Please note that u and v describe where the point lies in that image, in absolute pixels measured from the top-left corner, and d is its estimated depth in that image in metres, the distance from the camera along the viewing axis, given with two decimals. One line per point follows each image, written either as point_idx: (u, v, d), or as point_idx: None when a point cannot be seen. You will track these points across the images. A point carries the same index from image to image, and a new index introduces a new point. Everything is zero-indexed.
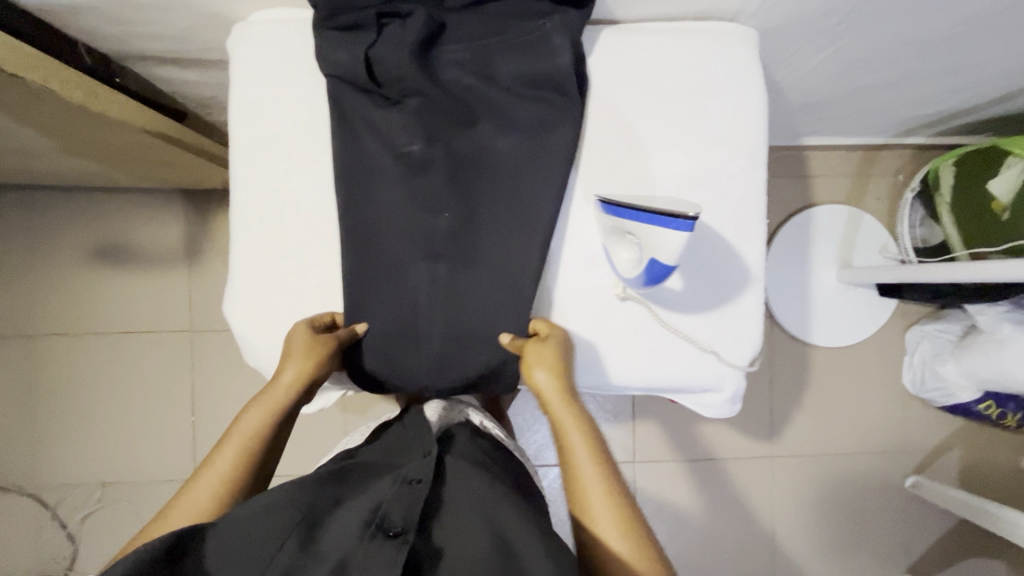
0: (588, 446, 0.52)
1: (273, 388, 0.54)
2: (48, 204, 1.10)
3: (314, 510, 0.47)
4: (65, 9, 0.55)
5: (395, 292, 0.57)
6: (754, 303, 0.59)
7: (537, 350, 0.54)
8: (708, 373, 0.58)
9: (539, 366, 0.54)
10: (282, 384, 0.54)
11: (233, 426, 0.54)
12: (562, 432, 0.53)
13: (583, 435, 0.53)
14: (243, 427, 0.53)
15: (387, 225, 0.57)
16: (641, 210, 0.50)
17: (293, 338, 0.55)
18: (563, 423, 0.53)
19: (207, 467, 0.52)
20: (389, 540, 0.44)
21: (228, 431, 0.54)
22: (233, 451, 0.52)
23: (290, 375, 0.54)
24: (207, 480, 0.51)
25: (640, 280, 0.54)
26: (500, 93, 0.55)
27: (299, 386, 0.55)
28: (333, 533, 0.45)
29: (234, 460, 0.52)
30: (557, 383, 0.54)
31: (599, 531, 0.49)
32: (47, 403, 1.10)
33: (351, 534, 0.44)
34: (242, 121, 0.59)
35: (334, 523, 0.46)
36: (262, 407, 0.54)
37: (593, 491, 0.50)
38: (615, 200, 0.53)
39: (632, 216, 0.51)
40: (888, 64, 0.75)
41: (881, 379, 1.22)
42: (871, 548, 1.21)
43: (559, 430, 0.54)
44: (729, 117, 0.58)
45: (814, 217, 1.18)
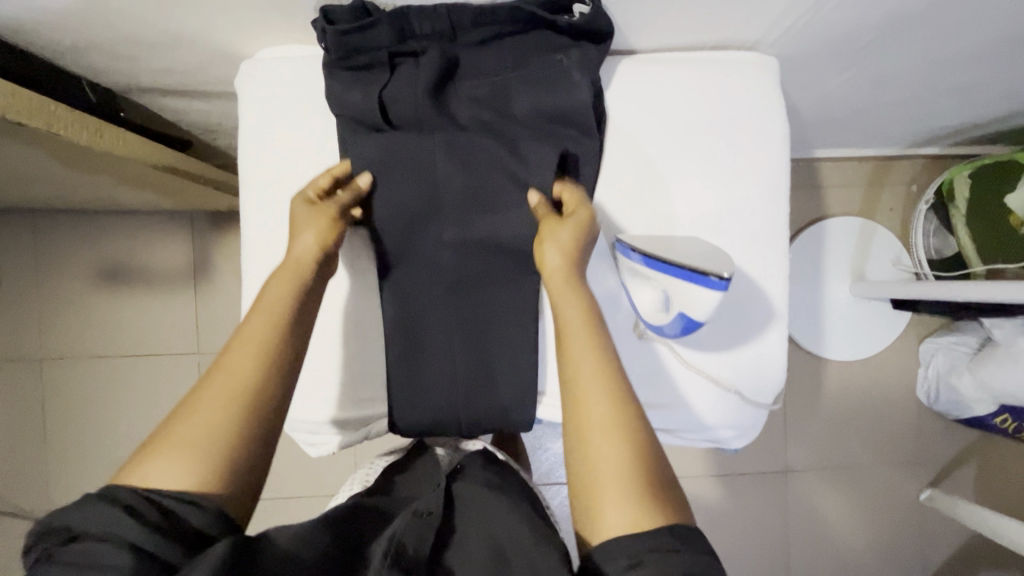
0: (583, 309, 0.46)
1: (296, 259, 0.47)
2: (52, 227, 1.09)
3: (342, 549, 0.44)
4: (68, 48, 0.54)
5: (422, 214, 0.55)
6: (779, 340, 0.57)
7: (553, 229, 0.50)
8: (730, 412, 0.57)
9: (550, 243, 0.49)
10: (305, 250, 0.48)
11: (258, 300, 0.45)
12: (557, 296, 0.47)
13: (583, 318, 0.46)
14: (268, 298, 0.45)
15: (407, 260, 0.56)
16: (662, 261, 0.51)
17: (302, 208, 0.50)
18: (560, 288, 0.47)
19: (237, 342, 0.43)
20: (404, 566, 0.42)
21: (253, 306, 0.45)
22: (252, 334, 0.43)
23: (308, 237, 0.48)
24: (242, 357, 0.42)
25: (661, 326, 0.53)
26: (517, 130, 0.54)
27: (322, 242, 0.48)
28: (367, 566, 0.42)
29: (271, 328, 0.44)
30: (560, 250, 0.49)
31: (590, 438, 0.41)
32: (55, 428, 1.10)
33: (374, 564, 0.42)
34: (252, 161, 0.57)
35: (367, 560, 0.43)
36: (286, 275, 0.47)
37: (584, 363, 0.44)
38: (632, 246, 0.53)
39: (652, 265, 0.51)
40: (910, 83, 0.73)
41: (895, 392, 1.20)
42: (886, 562, 1.20)
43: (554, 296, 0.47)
44: (751, 149, 0.56)
45: (826, 229, 1.16)
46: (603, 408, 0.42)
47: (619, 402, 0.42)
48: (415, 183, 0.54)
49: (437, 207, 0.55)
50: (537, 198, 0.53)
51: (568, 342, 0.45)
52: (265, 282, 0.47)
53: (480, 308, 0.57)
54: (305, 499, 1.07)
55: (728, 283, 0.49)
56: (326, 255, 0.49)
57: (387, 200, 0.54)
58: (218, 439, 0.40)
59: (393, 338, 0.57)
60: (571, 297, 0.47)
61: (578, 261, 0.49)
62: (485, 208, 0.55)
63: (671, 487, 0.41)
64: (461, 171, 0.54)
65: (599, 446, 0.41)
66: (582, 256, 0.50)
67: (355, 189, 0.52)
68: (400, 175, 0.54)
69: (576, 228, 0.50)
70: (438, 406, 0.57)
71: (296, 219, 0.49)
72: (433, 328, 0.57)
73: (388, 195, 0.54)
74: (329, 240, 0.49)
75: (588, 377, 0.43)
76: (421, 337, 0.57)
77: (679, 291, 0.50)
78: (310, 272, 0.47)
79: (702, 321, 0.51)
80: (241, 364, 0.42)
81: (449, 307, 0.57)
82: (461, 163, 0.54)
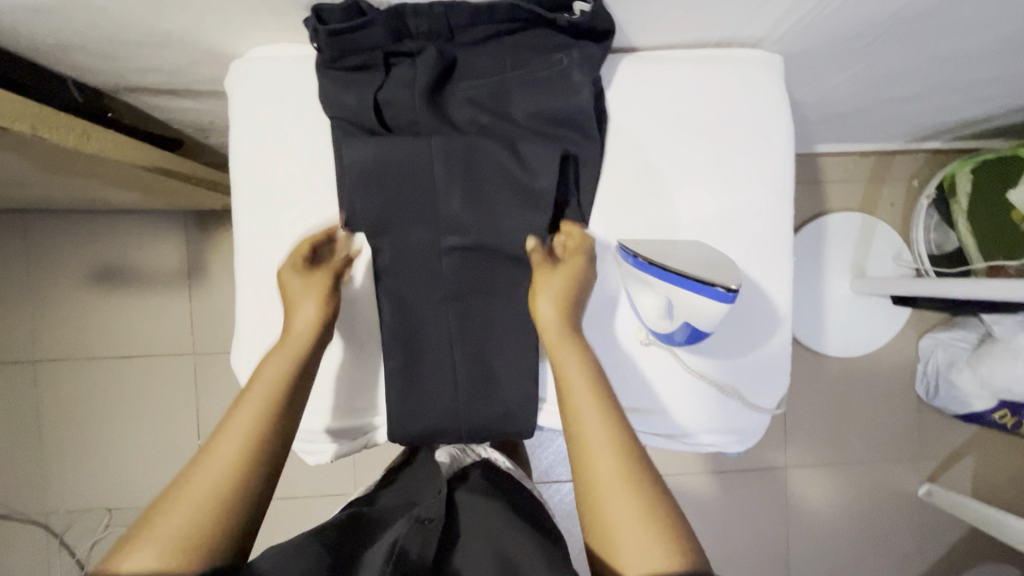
0: (584, 373, 0.47)
1: (290, 336, 0.49)
2: (42, 228, 1.07)
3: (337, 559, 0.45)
4: (52, 47, 0.52)
5: (422, 226, 0.54)
6: (783, 344, 0.57)
7: (547, 278, 0.51)
8: (733, 418, 0.57)
9: (544, 295, 0.50)
10: (300, 327, 0.49)
11: (254, 377, 0.47)
12: (557, 362, 0.48)
13: (582, 369, 0.47)
14: (265, 376, 0.47)
15: (405, 266, 0.54)
16: (668, 270, 0.49)
17: (291, 279, 0.51)
18: (558, 353, 0.48)
19: (229, 422, 0.44)
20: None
21: (250, 383, 0.47)
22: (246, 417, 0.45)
23: (306, 313, 0.49)
24: (231, 438, 0.44)
25: (665, 331, 0.52)
26: (515, 132, 0.53)
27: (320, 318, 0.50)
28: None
29: (263, 406, 0.45)
30: (556, 309, 0.49)
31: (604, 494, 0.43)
32: (51, 431, 1.09)
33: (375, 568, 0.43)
34: (243, 164, 0.55)
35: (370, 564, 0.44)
36: (283, 351, 0.48)
37: (592, 432, 0.45)
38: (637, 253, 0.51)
39: (659, 274, 0.50)
40: (916, 79, 0.72)
41: (894, 387, 1.20)
42: (884, 557, 1.21)
43: (555, 362, 0.48)
44: (755, 150, 0.55)
45: (826, 225, 1.15)
46: (616, 477, 0.43)
47: (631, 466, 0.43)
48: (414, 195, 0.53)
49: (436, 218, 0.53)
50: (535, 243, 0.53)
51: (574, 411, 0.46)
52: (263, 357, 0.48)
53: (481, 320, 0.56)
54: (304, 499, 1.06)
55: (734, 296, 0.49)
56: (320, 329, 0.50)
57: (384, 202, 0.53)
58: (201, 518, 0.41)
59: (392, 352, 0.55)
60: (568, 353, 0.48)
61: (573, 319, 0.50)
62: (485, 219, 0.54)
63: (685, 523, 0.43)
64: (459, 180, 0.52)
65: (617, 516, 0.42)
66: (577, 313, 0.50)
67: (348, 253, 0.55)
68: (397, 185, 0.52)
69: (564, 282, 0.50)
70: (439, 415, 0.56)
71: (291, 296, 0.50)
72: (434, 339, 0.56)
73: (387, 207, 0.53)
74: (326, 312, 0.50)
75: (598, 445, 0.44)
76: (422, 348, 0.56)
77: (682, 298, 0.50)
78: (306, 353, 0.48)
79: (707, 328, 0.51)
80: (232, 443, 0.43)
81: (449, 317, 0.55)
82: (459, 171, 0.52)
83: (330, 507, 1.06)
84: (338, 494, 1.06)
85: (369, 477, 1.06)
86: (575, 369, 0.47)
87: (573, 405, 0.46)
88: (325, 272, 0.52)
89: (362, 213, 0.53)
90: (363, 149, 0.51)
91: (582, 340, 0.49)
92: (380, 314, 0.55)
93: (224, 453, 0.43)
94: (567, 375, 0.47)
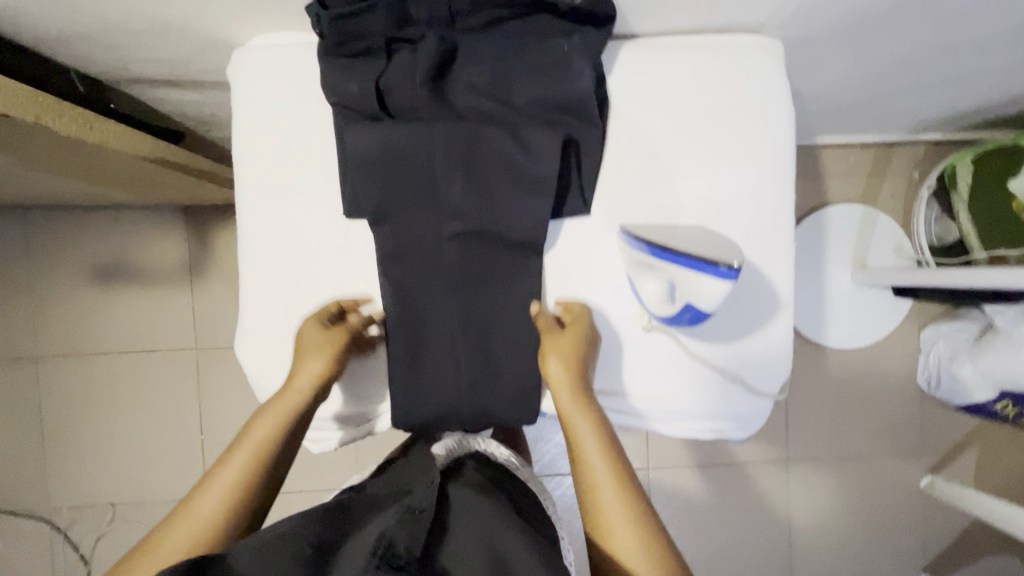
0: (597, 438, 0.52)
1: (287, 391, 0.53)
2: (43, 224, 1.07)
3: (321, 546, 0.45)
4: (54, 37, 0.53)
5: (424, 213, 0.54)
6: (785, 328, 0.57)
7: (555, 341, 0.53)
8: (736, 403, 0.57)
9: (552, 356, 0.53)
10: (299, 385, 0.53)
11: (249, 426, 0.53)
12: (572, 428, 0.53)
13: (593, 430, 0.52)
14: (257, 429, 0.52)
15: (407, 255, 0.55)
16: (679, 253, 0.50)
17: (304, 333, 0.53)
18: (571, 418, 0.53)
19: (219, 471, 0.51)
20: (399, 560, 0.42)
21: (246, 429, 0.53)
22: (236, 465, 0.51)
23: (304, 375, 0.53)
24: (218, 488, 0.50)
25: (669, 316, 0.52)
26: (516, 118, 0.53)
27: (319, 380, 0.53)
28: (344, 562, 0.42)
29: (251, 459, 0.51)
30: (568, 377, 0.53)
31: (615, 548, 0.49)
32: (53, 427, 1.09)
33: (358, 557, 0.42)
34: (246, 153, 0.55)
35: (353, 555, 0.43)
36: (277, 406, 0.53)
37: (605, 492, 0.50)
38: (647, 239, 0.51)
39: (667, 259, 0.50)
40: (915, 68, 0.72)
41: (895, 379, 1.20)
42: (887, 549, 1.21)
43: (569, 427, 0.53)
44: (755, 136, 0.55)
45: (827, 217, 1.15)
46: (628, 534, 0.49)
47: (638, 523, 0.49)
48: (415, 182, 0.53)
49: (437, 206, 0.53)
50: (536, 309, 0.55)
51: (588, 474, 0.51)
52: (261, 407, 0.53)
53: (483, 308, 0.56)
54: (307, 493, 1.06)
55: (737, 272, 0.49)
56: (317, 389, 0.53)
57: (386, 190, 0.53)
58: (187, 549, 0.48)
59: (394, 339, 0.55)
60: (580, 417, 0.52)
61: (583, 385, 0.53)
62: (486, 205, 0.54)
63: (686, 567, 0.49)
64: (460, 167, 0.52)
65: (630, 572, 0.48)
66: (585, 375, 0.54)
67: (370, 318, 0.55)
68: (398, 172, 0.52)
69: (574, 348, 0.53)
70: (443, 402, 0.56)
71: (303, 343, 0.53)
72: (437, 327, 0.56)
73: (389, 194, 0.53)
74: (328, 370, 0.53)
75: (610, 504, 0.50)
76: (425, 335, 0.56)
77: (687, 278, 0.50)
78: (298, 409, 0.53)
79: (711, 312, 0.51)
80: (216, 495, 0.50)
81: (452, 304, 0.55)
82: (461, 157, 0.52)
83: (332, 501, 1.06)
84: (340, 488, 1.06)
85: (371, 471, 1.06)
86: (588, 435, 0.52)
87: (587, 467, 0.51)
88: (342, 332, 0.54)
89: (364, 199, 0.53)
90: (364, 135, 0.51)
91: (592, 402, 0.53)
92: (383, 301, 0.55)
93: (209, 501, 0.49)
94: (581, 439, 0.52)
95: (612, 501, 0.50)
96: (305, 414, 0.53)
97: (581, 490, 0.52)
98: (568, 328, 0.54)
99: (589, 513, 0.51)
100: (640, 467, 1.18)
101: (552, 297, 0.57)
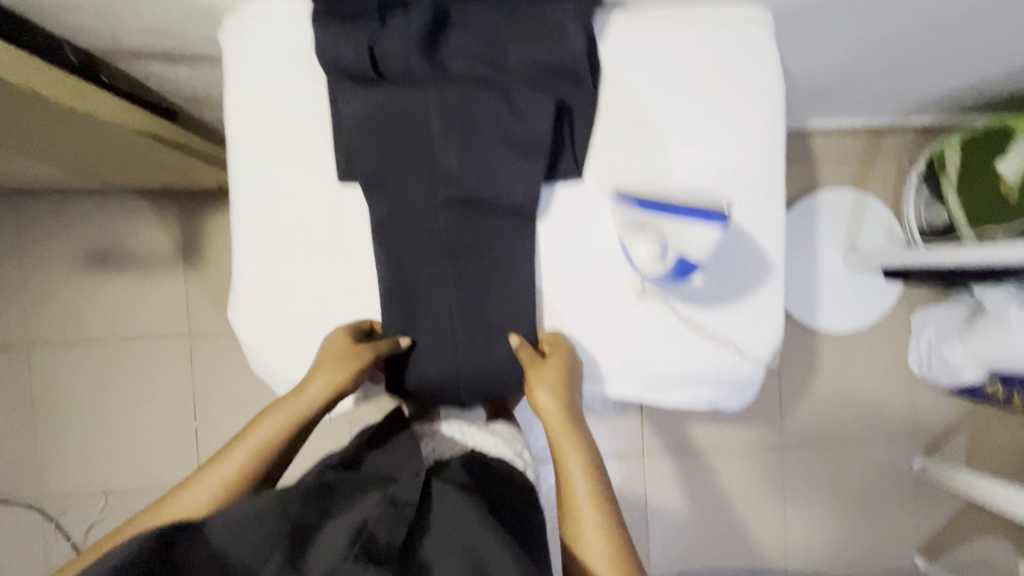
0: (583, 467, 0.53)
1: (300, 399, 0.54)
2: (36, 210, 1.06)
3: (303, 524, 0.46)
4: (45, 5, 0.52)
5: (421, 178, 0.54)
6: (777, 294, 0.57)
7: (540, 369, 0.55)
8: (728, 369, 0.57)
9: (540, 385, 0.54)
10: (311, 395, 0.54)
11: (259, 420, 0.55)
12: (561, 456, 0.54)
13: (579, 459, 0.54)
14: (265, 427, 0.54)
15: (401, 222, 0.55)
16: (666, 204, 0.51)
17: (331, 342, 0.54)
18: (560, 446, 0.54)
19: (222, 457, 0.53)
20: (371, 562, 0.43)
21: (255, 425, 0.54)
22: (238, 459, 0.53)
23: (316, 388, 0.53)
24: (216, 474, 0.52)
25: (664, 276, 0.52)
26: (509, 81, 0.53)
27: (325, 397, 0.53)
28: (318, 551, 0.44)
29: (251, 455, 0.53)
30: (557, 407, 0.54)
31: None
32: (45, 414, 1.08)
33: (335, 550, 0.43)
34: (239, 120, 0.55)
35: (332, 543, 0.44)
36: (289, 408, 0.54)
37: (586, 524, 0.51)
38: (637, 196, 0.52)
39: (656, 211, 0.51)
40: (903, 44, 0.72)
41: (887, 363, 1.21)
42: (880, 531, 1.22)
43: (558, 456, 0.54)
44: (746, 102, 0.55)
45: (818, 202, 1.17)
46: (606, 570, 0.49)
47: (617, 558, 0.49)
48: (411, 148, 0.53)
49: (432, 173, 0.54)
50: (518, 339, 0.56)
51: (573, 504, 0.52)
52: (272, 406, 0.55)
53: (479, 276, 0.56)
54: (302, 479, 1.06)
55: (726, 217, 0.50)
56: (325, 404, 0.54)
57: (382, 156, 0.53)
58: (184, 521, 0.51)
59: (391, 303, 0.56)
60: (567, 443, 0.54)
61: (570, 415, 0.55)
62: (481, 173, 0.54)
63: None
64: (455, 134, 0.53)
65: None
66: (573, 405, 0.55)
67: (396, 343, 0.56)
68: (394, 136, 0.53)
69: (561, 379, 0.54)
70: (439, 365, 0.57)
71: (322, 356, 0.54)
72: (433, 293, 0.56)
73: (385, 158, 0.53)
74: (336, 389, 0.53)
75: (591, 537, 0.50)
76: (421, 301, 0.56)
77: (676, 227, 0.50)
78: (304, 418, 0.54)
79: (701, 262, 0.51)
80: (209, 483, 0.52)
81: (447, 271, 0.56)
82: (455, 122, 0.52)
83: None
84: None
85: None
86: (576, 465, 0.53)
87: (572, 497, 0.52)
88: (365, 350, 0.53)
89: (361, 164, 0.53)
90: (361, 101, 0.52)
91: (580, 432, 0.55)
92: (379, 267, 0.55)
93: (204, 484, 0.51)
94: (568, 468, 0.53)
95: (593, 534, 0.50)
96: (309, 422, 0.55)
97: (564, 521, 0.52)
98: (558, 356, 0.55)
99: (570, 545, 0.51)
100: (635, 452, 1.18)
101: (546, 265, 0.57)
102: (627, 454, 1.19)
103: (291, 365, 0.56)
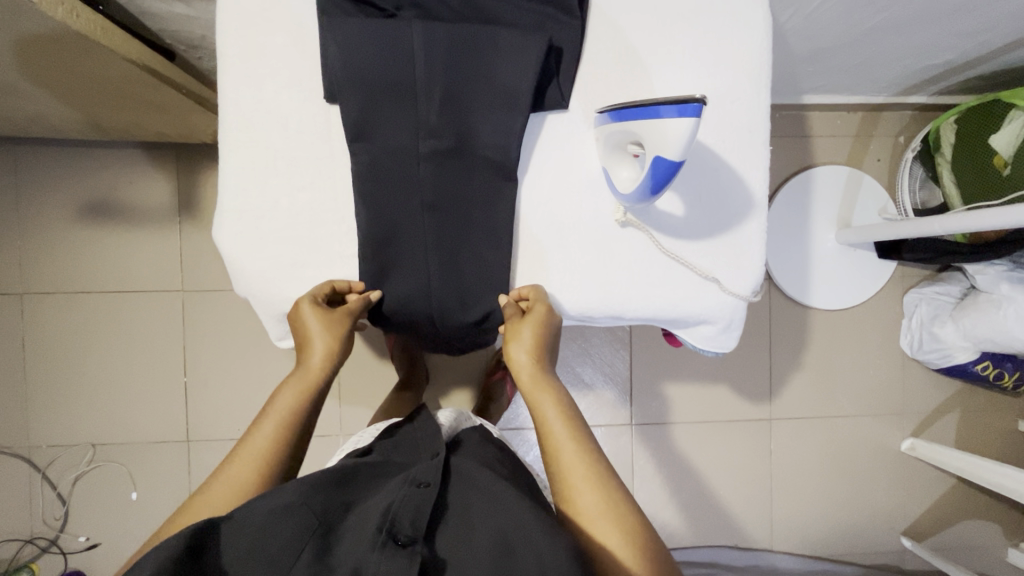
0: (560, 413, 0.54)
1: (303, 371, 0.55)
2: (31, 158, 1.06)
3: (327, 517, 0.45)
4: None
5: (403, 125, 0.55)
6: (757, 229, 0.60)
7: (516, 327, 0.57)
8: (709, 300, 0.60)
9: (516, 342, 0.56)
10: (315, 363, 0.56)
11: (267, 407, 0.54)
12: (536, 405, 0.55)
13: (555, 404, 0.54)
14: (278, 405, 0.53)
15: (383, 143, 0.55)
16: (641, 106, 0.49)
17: (300, 317, 0.56)
18: (536, 395, 0.55)
19: (238, 452, 0.51)
20: (399, 549, 0.42)
21: (264, 410, 0.54)
22: (261, 439, 0.51)
23: (320, 352, 0.55)
24: (240, 464, 0.50)
25: (645, 187, 0.51)
26: (501, 9, 0.56)
27: (328, 358, 0.56)
28: (346, 547, 0.43)
29: (274, 435, 0.52)
30: (530, 356, 0.56)
31: (582, 505, 0.49)
32: (37, 366, 1.08)
33: (362, 543, 0.42)
34: (233, 43, 0.56)
35: (362, 533, 0.44)
36: (296, 385, 0.55)
37: (569, 456, 0.51)
38: (619, 106, 0.52)
39: (635, 115, 0.49)
40: (899, 5, 0.72)
41: (880, 343, 1.21)
42: (867, 510, 1.21)
43: (534, 404, 0.55)
44: (734, 38, 0.58)
45: (814, 176, 1.15)
46: (592, 494, 0.49)
47: (601, 485, 0.50)
48: (396, 95, 0.54)
49: (415, 95, 0.55)
50: (503, 296, 0.58)
51: (553, 444, 0.52)
52: (277, 388, 0.55)
53: (460, 205, 0.57)
54: None
55: (696, 112, 0.46)
56: (331, 367, 0.56)
57: (371, 67, 0.53)
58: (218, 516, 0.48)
59: (368, 251, 0.57)
60: (543, 388, 0.55)
61: (544, 365, 0.57)
62: (463, 121, 0.56)
63: (651, 526, 0.49)
64: (442, 58, 0.54)
65: (597, 527, 0.48)
66: (548, 357, 0.57)
67: (366, 297, 0.57)
68: (373, 61, 0.53)
69: (536, 333, 0.56)
70: (416, 294, 0.59)
71: (309, 322, 0.55)
72: (410, 238, 0.57)
73: (369, 104, 0.54)
74: (336, 349, 0.56)
75: (575, 467, 0.51)
76: (399, 245, 0.58)
77: (653, 125, 0.48)
78: (315, 389, 0.55)
79: (681, 164, 0.48)
80: (237, 473, 0.49)
81: (425, 196, 0.57)
82: (442, 62, 0.54)
83: (313, 445, 1.06)
84: (322, 435, 1.06)
85: (354, 416, 1.06)
86: (553, 412, 0.54)
87: (551, 437, 0.53)
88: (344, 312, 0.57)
89: (343, 109, 0.55)
90: (343, 55, 0.53)
91: (553, 378, 0.56)
92: (357, 213, 0.57)
93: (226, 482, 0.49)
94: (544, 412, 0.54)
95: (578, 470, 0.50)
96: (319, 392, 0.56)
97: (549, 462, 0.53)
98: (541, 310, 0.57)
99: (555, 480, 0.51)
100: (624, 424, 1.17)
101: (525, 197, 0.59)
102: (616, 427, 1.17)
103: (276, 283, 0.58)
